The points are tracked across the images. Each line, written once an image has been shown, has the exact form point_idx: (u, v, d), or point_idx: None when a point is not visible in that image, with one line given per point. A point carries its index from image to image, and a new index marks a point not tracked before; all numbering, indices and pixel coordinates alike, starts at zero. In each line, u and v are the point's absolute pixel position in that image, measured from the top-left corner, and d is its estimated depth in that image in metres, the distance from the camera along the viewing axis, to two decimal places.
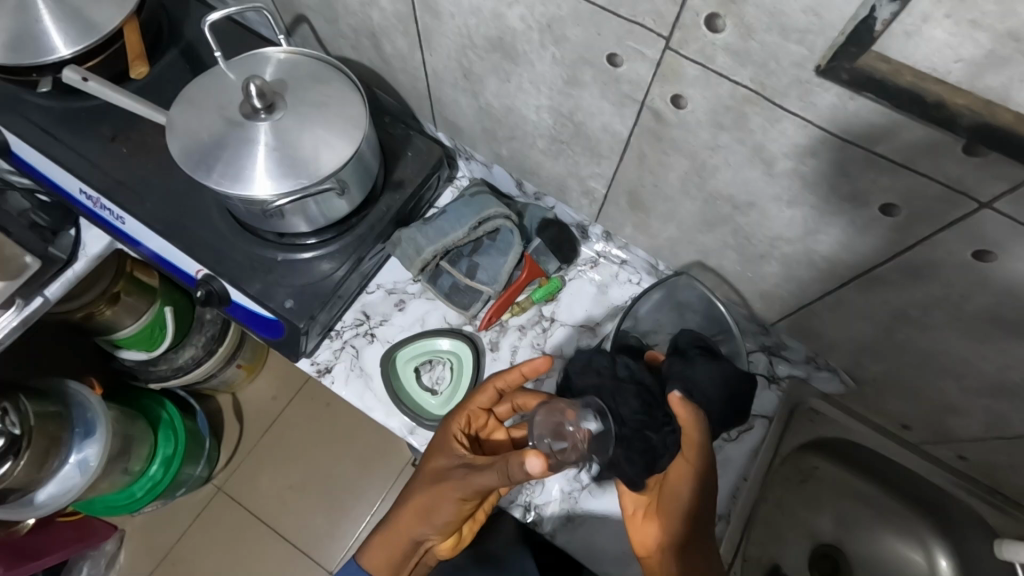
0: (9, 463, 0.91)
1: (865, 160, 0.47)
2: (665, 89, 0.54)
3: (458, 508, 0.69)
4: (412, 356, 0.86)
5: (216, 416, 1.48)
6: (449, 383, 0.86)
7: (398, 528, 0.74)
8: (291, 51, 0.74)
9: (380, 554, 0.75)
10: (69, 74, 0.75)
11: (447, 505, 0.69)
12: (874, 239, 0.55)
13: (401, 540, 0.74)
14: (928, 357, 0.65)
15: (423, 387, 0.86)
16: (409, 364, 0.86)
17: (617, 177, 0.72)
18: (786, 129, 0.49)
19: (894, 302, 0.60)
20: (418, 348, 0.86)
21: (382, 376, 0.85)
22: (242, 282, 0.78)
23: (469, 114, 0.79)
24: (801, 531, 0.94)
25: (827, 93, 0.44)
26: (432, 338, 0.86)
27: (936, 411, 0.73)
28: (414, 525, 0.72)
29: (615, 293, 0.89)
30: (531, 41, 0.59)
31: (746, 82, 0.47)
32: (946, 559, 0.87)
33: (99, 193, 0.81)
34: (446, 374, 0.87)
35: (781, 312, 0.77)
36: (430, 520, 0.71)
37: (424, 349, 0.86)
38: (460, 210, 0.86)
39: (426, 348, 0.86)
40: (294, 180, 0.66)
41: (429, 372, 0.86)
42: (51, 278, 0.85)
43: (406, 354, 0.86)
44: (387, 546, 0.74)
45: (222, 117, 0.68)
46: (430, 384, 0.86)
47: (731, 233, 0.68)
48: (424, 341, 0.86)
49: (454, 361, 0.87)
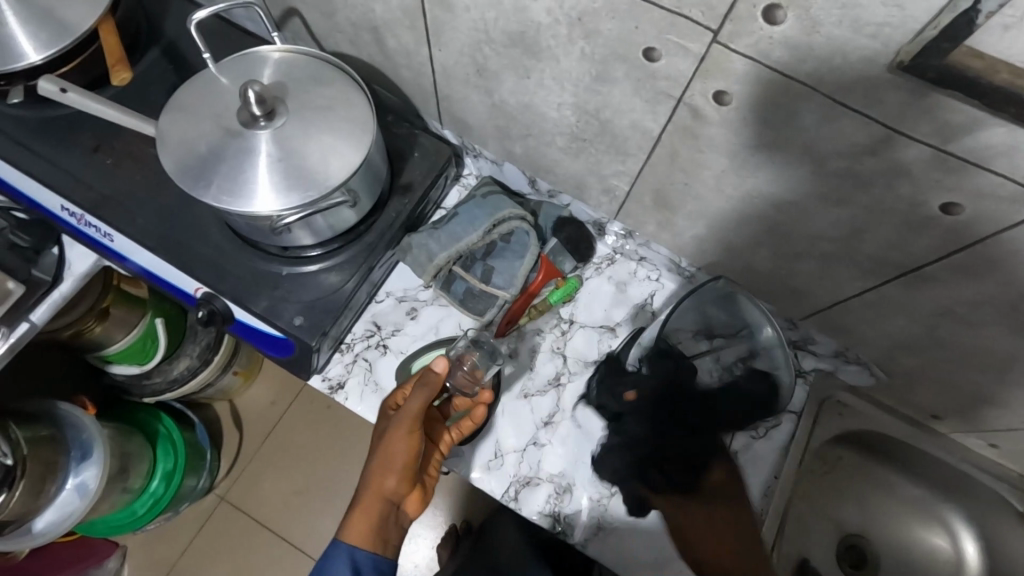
0: (4, 494, 0.87)
1: (932, 159, 0.44)
2: (708, 85, 0.50)
3: (411, 442, 0.65)
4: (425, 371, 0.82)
5: (214, 425, 1.44)
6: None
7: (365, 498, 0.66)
8: (286, 49, 0.68)
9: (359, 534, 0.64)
10: (46, 85, 0.69)
11: (403, 441, 0.65)
12: (928, 239, 0.52)
13: (375, 507, 0.65)
14: (970, 353, 0.63)
15: None
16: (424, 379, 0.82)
17: (643, 176, 0.69)
18: (842, 127, 0.46)
19: (940, 300, 0.58)
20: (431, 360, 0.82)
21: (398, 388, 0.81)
22: (247, 300, 0.73)
23: (480, 112, 0.75)
24: (828, 523, 0.92)
25: (897, 89, 0.40)
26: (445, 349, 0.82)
27: (971, 403, 0.72)
28: (383, 476, 0.65)
29: (634, 291, 0.86)
30: (557, 35, 0.54)
31: (803, 78, 0.44)
32: (973, 544, 0.87)
33: (83, 209, 0.75)
34: None
35: (812, 309, 0.74)
36: (388, 472, 0.65)
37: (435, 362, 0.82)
38: (473, 212, 0.82)
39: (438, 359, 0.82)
40: (301, 193, 0.61)
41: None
42: (37, 302, 0.79)
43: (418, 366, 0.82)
44: (365, 508, 0.65)
45: (218, 127, 0.63)
46: None
47: (766, 232, 0.65)
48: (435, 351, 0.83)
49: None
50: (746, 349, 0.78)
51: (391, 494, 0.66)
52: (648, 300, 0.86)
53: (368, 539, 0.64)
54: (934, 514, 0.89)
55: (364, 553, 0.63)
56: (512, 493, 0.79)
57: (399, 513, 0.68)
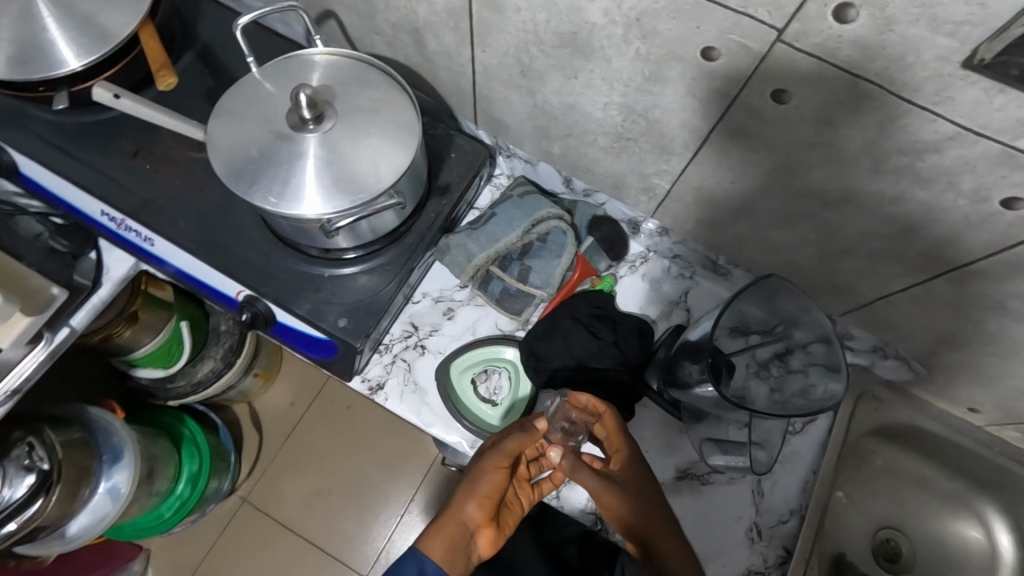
0: (41, 500, 0.85)
1: (1000, 155, 0.45)
2: (767, 84, 0.51)
3: (499, 477, 0.68)
4: (462, 367, 0.83)
5: (235, 428, 1.44)
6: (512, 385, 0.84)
7: (446, 513, 0.68)
8: (329, 52, 0.68)
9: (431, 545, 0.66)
10: (100, 92, 0.71)
11: (489, 473, 0.68)
12: (986, 234, 0.53)
13: (451, 525, 0.67)
14: (1016, 345, 0.65)
15: (481, 399, 0.83)
16: (463, 376, 0.83)
17: (687, 175, 0.69)
18: (908, 124, 0.47)
19: (993, 295, 0.59)
20: (470, 358, 0.83)
21: (438, 389, 0.81)
22: (291, 303, 0.73)
23: (520, 112, 0.75)
24: (861, 518, 0.91)
25: (970, 87, 0.42)
26: (487, 347, 0.83)
27: (1012, 395, 0.74)
28: (463, 500, 0.68)
29: (669, 288, 0.86)
30: (611, 36, 0.55)
31: (870, 76, 0.45)
32: (1006, 535, 0.87)
33: (124, 214, 0.75)
34: (504, 383, 0.84)
35: (853, 304, 0.75)
36: (472, 497, 0.68)
37: (473, 358, 0.83)
38: (510, 212, 0.82)
39: (478, 356, 0.83)
40: (352, 196, 0.61)
41: (487, 381, 0.83)
42: (77, 307, 0.80)
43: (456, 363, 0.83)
44: (441, 527, 0.67)
45: (269, 130, 0.63)
46: (488, 395, 0.83)
47: (814, 229, 0.65)
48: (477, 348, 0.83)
49: (509, 361, 0.84)
50: (784, 345, 0.75)
51: (467, 518, 0.68)
52: (683, 297, 0.85)
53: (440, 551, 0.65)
54: (968, 507, 0.90)
55: (431, 564, 0.64)
56: None
57: (472, 546, 0.69)
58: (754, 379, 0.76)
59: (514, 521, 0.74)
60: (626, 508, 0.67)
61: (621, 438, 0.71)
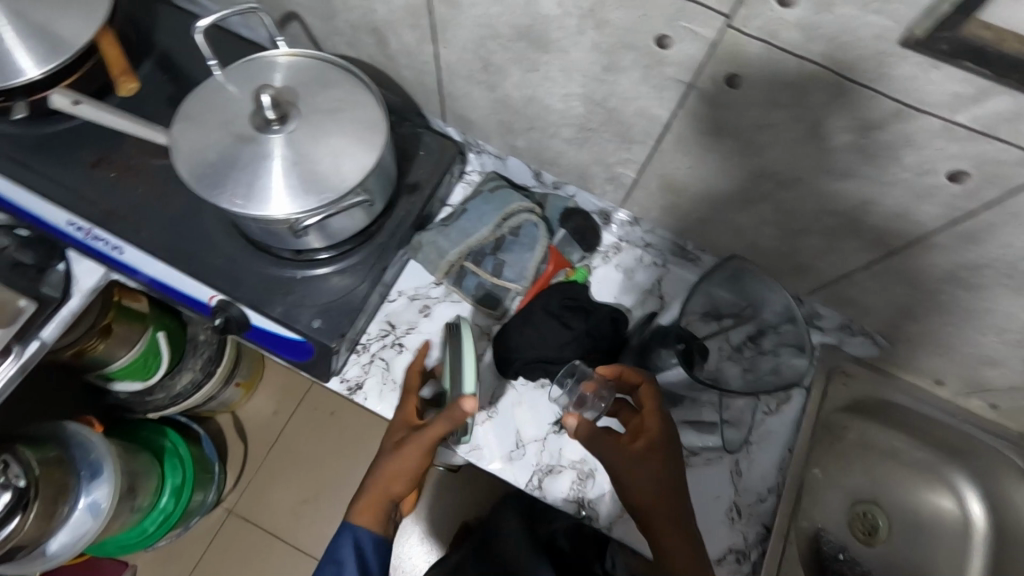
0: (18, 518, 0.84)
1: (940, 129, 0.47)
2: (718, 69, 0.52)
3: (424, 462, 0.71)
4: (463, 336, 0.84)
5: (217, 438, 1.42)
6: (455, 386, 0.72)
7: (375, 489, 0.71)
8: (290, 53, 0.68)
9: (369, 512, 0.71)
10: (58, 100, 0.69)
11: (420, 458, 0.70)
12: (936, 207, 0.55)
13: (379, 497, 0.71)
14: (974, 316, 0.67)
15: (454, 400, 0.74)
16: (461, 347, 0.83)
17: (650, 162, 0.70)
18: (853, 103, 0.48)
19: (947, 266, 0.61)
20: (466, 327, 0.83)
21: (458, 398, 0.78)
22: (264, 307, 0.73)
23: (485, 107, 0.76)
24: (838, 491, 0.94)
25: (907, 64, 0.43)
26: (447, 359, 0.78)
27: (973, 365, 0.76)
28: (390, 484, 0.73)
29: (641, 276, 0.87)
30: (565, 27, 0.56)
31: (814, 57, 0.46)
32: (978, 504, 0.89)
33: (90, 223, 0.74)
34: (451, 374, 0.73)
35: (818, 284, 0.77)
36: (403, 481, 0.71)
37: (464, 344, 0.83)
38: (482, 207, 0.83)
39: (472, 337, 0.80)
40: (318, 195, 0.61)
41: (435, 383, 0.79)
42: (46, 319, 0.78)
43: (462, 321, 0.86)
44: (369, 503, 0.71)
45: (232, 132, 0.63)
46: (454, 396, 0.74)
47: (774, 211, 0.67)
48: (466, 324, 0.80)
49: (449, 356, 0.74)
50: (755, 327, 0.78)
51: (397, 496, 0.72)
52: (656, 285, 0.87)
53: (380, 521, 0.71)
54: (941, 478, 0.92)
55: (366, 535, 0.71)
56: (535, 482, 0.79)
57: (396, 506, 0.74)
58: (725, 358, 0.78)
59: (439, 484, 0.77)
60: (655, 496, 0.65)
61: (657, 419, 0.68)
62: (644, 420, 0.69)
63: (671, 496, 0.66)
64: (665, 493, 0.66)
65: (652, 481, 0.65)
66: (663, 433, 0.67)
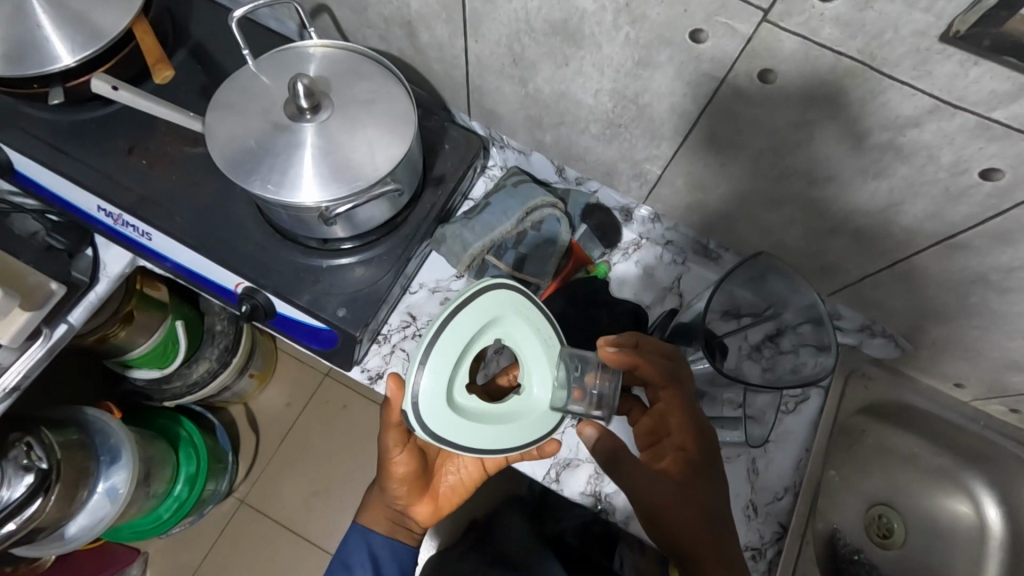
0: (41, 500, 0.84)
1: (976, 127, 0.47)
2: (753, 65, 0.53)
3: (401, 466, 0.74)
4: (477, 327, 0.55)
5: (231, 429, 1.43)
6: (452, 385, 0.56)
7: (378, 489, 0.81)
8: (324, 44, 0.69)
9: (377, 509, 0.81)
10: (98, 84, 0.71)
11: (395, 457, 0.73)
12: (967, 207, 0.55)
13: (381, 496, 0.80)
14: (999, 318, 0.67)
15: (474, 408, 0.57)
16: (458, 344, 0.54)
17: (677, 159, 0.71)
18: (890, 100, 0.49)
19: (975, 268, 0.61)
20: (485, 312, 0.56)
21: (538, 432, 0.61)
22: (291, 295, 0.74)
23: (513, 102, 0.76)
24: (853, 494, 0.94)
25: (947, 61, 0.43)
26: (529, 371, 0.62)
27: (995, 368, 0.76)
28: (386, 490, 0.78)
29: (661, 274, 0.87)
30: (601, 22, 0.56)
31: (853, 53, 0.47)
32: (994, 509, 0.89)
33: (121, 210, 0.76)
34: (456, 373, 0.56)
35: (841, 284, 0.77)
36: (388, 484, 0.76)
37: (550, 333, 0.62)
38: (505, 201, 0.83)
39: (530, 316, 0.60)
40: (349, 184, 0.62)
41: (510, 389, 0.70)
42: (73, 306, 0.80)
43: (476, 311, 0.55)
44: (374, 503, 0.82)
45: (267, 120, 0.64)
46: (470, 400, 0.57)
47: (801, 209, 0.67)
48: (522, 302, 0.59)
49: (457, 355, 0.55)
50: (774, 326, 0.78)
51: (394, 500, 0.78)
52: (676, 283, 0.87)
53: (385, 519, 0.81)
54: (958, 483, 0.91)
55: (373, 535, 0.80)
56: (553, 475, 0.80)
57: (405, 515, 0.80)
58: (748, 357, 0.79)
59: (458, 495, 0.78)
60: (681, 514, 0.64)
61: (688, 430, 0.69)
62: (673, 433, 0.69)
63: (702, 515, 0.65)
64: (695, 510, 0.65)
65: (680, 497, 0.65)
66: (693, 447, 0.68)
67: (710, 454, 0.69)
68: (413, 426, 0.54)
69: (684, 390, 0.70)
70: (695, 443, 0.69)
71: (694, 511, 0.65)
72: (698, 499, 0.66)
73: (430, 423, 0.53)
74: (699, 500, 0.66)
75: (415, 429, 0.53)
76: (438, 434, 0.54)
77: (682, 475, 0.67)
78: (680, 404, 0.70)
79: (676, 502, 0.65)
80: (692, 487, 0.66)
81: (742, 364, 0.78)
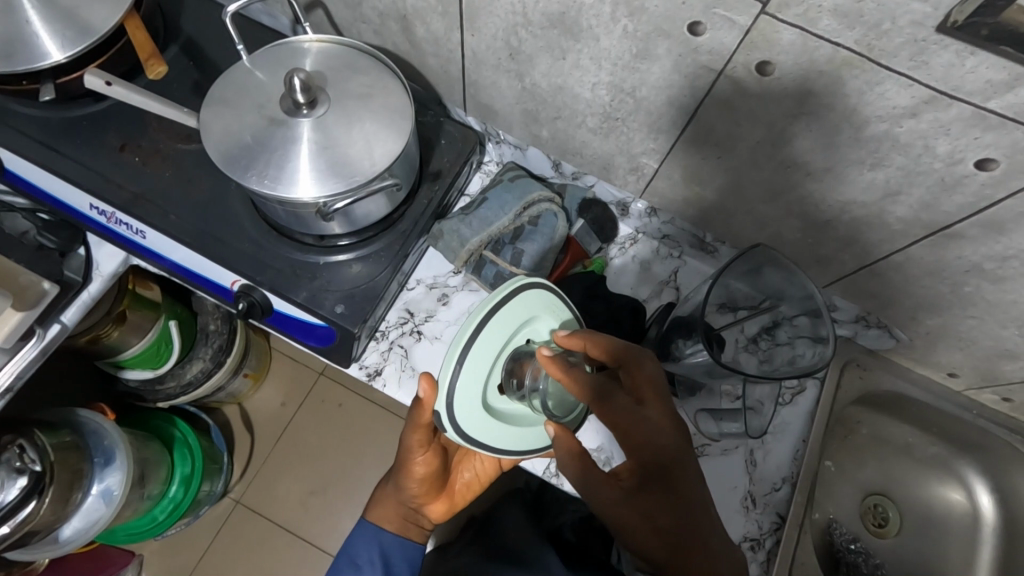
0: (34, 503, 0.83)
1: (972, 117, 0.48)
2: (751, 57, 0.53)
3: (422, 465, 0.74)
4: (514, 328, 0.57)
5: (227, 429, 1.42)
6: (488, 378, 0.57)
7: (390, 485, 0.80)
8: (320, 39, 0.69)
9: (386, 507, 0.80)
10: (91, 80, 0.69)
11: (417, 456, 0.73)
12: (962, 197, 0.56)
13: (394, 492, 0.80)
14: (993, 307, 0.67)
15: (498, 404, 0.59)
16: (497, 343, 0.55)
17: (674, 152, 0.71)
18: (887, 90, 0.49)
19: (970, 257, 0.62)
20: (522, 312, 0.58)
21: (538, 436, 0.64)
22: (288, 292, 0.73)
23: (509, 96, 0.76)
24: (848, 483, 0.95)
25: (944, 51, 0.44)
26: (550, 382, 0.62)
27: (988, 357, 0.77)
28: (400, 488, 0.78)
29: (658, 267, 0.88)
30: (599, 14, 0.56)
31: (851, 45, 0.47)
32: (988, 496, 0.90)
33: (115, 208, 0.75)
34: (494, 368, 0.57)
35: (837, 275, 0.77)
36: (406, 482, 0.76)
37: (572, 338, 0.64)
38: (503, 196, 0.83)
39: (560, 316, 0.62)
40: (348, 179, 0.62)
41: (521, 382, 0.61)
42: (67, 304, 0.79)
43: (511, 311, 0.56)
44: (385, 499, 0.81)
45: (262, 115, 0.64)
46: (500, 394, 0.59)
47: (798, 201, 0.68)
48: (554, 304, 0.62)
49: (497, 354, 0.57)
50: (771, 318, 0.79)
51: (409, 497, 0.78)
52: (673, 277, 0.87)
53: (396, 516, 0.80)
54: (951, 471, 0.93)
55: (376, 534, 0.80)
56: (552, 470, 0.80)
57: (417, 511, 0.80)
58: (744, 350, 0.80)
59: (471, 492, 0.79)
60: (643, 532, 0.61)
61: (629, 440, 0.62)
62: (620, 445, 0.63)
63: (665, 531, 0.61)
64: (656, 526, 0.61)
65: (637, 515, 0.61)
66: (639, 458, 0.62)
67: (661, 462, 0.62)
68: (445, 425, 0.54)
69: (615, 396, 0.62)
70: (639, 452, 0.62)
71: (657, 530, 0.61)
72: (659, 515, 0.61)
73: (459, 417, 0.54)
74: (660, 514, 0.61)
75: (447, 429, 0.54)
76: (470, 436, 0.55)
77: (637, 489, 0.62)
78: (616, 418, 0.62)
79: (634, 519, 0.61)
80: (651, 501, 0.61)
81: (740, 357, 0.79)
